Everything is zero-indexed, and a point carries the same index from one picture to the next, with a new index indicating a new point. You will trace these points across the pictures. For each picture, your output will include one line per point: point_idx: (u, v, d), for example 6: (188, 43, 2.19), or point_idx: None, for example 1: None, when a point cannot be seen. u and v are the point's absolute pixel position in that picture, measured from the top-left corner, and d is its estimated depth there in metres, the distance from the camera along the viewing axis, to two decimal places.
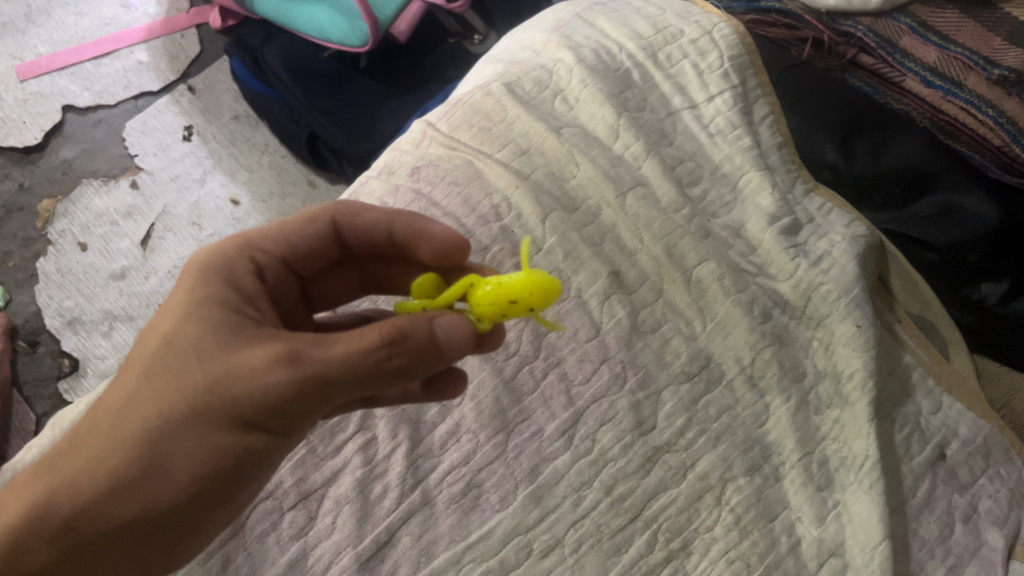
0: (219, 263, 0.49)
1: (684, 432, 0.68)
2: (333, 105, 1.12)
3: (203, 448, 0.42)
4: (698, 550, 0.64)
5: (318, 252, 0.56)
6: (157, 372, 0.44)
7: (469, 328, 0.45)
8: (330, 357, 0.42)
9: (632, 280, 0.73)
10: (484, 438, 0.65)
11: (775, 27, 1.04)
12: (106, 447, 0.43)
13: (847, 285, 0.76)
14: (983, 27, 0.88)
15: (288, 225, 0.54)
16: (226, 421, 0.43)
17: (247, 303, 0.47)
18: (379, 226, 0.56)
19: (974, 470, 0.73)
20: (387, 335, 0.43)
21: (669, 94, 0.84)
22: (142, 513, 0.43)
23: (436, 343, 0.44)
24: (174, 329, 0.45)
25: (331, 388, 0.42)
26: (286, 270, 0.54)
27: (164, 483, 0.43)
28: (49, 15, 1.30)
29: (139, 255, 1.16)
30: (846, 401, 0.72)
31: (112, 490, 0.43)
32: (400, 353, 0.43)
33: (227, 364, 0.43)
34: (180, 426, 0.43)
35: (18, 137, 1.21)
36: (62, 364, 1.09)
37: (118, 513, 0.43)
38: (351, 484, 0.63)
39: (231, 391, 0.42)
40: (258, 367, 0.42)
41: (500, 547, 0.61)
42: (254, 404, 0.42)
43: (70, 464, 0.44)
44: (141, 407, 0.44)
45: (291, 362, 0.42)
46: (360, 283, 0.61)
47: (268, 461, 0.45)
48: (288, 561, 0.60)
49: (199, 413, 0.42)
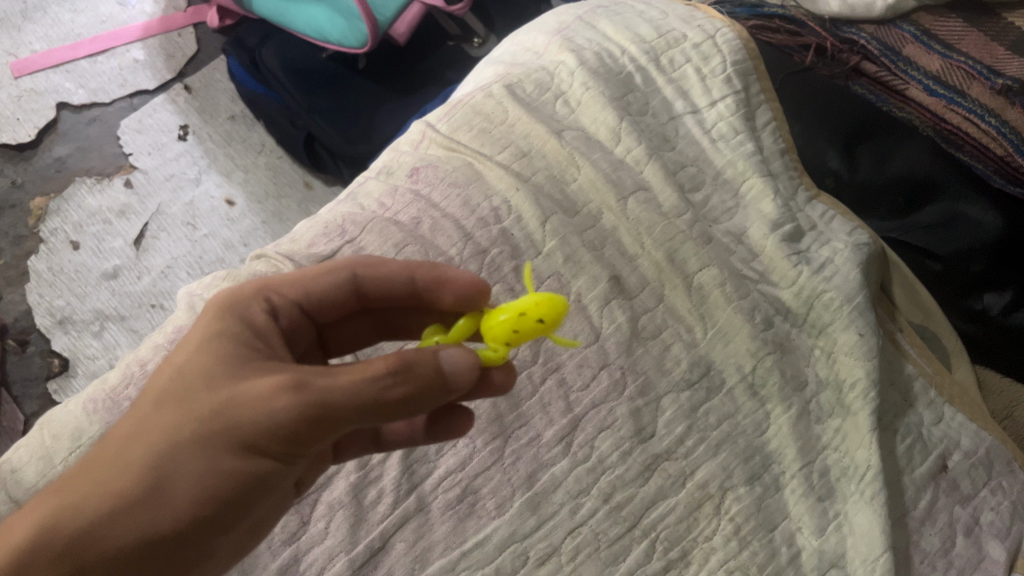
0: (236, 298, 0.48)
1: (684, 439, 0.67)
2: (332, 107, 1.11)
3: (203, 474, 0.41)
4: (696, 559, 0.63)
5: (333, 302, 0.54)
6: (161, 398, 0.43)
7: (473, 360, 0.45)
8: (335, 386, 0.41)
9: (632, 286, 0.72)
10: (481, 443, 0.64)
11: (777, 33, 1.03)
12: (109, 473, 0.41)
13: (850, 294, 0.75)
14: (987, 36, 0.89)
15: (307, 273, 0.53)
16: (234, 447, 0.41)
17: (260, 339, 0.47)
18: (400, 276, 0.54)
19: (976, 482, 0.72)
20: (395, 364, 0.42)
21: (671, 99, 0.83)
22: (136, 549, 0.40)
23: (442, 375, 0.43)
24: (185, 359, 0.44)
25: (337, 417, 0.41)
26: (302, 317, 0.53)
27: (160, 513, 0.40)
28: (45, 11, 1.29)
29: (132, 255, 1.14)
30: (848, 410, 0.71)
31: (112, 515, 0.40)
32: (405, 385, 0.42)
33: (238, 392, 0.42)
34: (183, 453, 0.41)
35: (11, 134, 1.20)
36: (51, 364, 1.07)
37: (116, 541, 0.40)
38: (345, 489, 0.61)
39: (234, 417, 0.41)
40: (265, 394, 0.41)
41: (496, 554, 0.60)
42: (258, 432, 0.41)
43: (70, 492, 0.42)
44: (145, 434, 0.42)
45: (295, 391, 0.41)
46: (373, 329, 0.60)
47: (274, 492, 0.43)
48: (280, 567, 0.58)
49: (206, 437, 0.41)
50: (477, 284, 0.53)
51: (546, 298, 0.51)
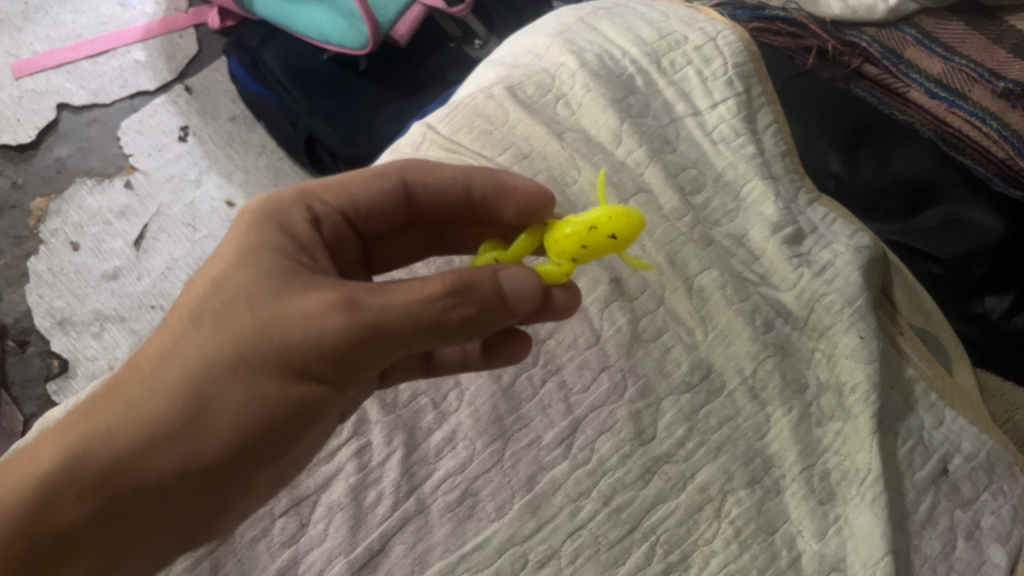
0: (277, 210, 0.49)
1: (684, 442, 0.67)
2: (332, 108, 1.11)
3: (252, 394, 0.42)
4: (697, 563, 0.63)
5: (381, 209, 0.56)
6: (206, 316, 0.44)
7: (532, 281, 0.46)
8: (390, 307, 0.42)
9: (632, 288, 0.72)
10: (481, 446, 0.64)
11: (779, 36, 1.03)
12: (152, 392, 0.43)
13: (851, 296, 0.75)
14: (989, 39, 0.89)
15: (355, 179, 0.55)
16: (280, 368, 0.42)
17: (302, 253, 0.48)
18: (457, 183, 0.57)
19: (977, 486, 0.72)
20: (452, 285, 0.43)
21: (673, 101, 0.83)
22: (185, 468, 0.42)
23: (501, 295, 0.45)
24: (226, 273, 0.45)
25: (389, 336, 0.42)
26: (345, 226, 0.54)
27: (209, 429, 0.42)
28: (47, 12, 1.29)
29: (132, 256, 1.14)
30: (849, 413, 0.71)
31: (159, 434, 0.42)
32: (461, 307, 0.43)
33: (284, 309, 0.42)
34: (229, 373, 0.42)
35: (12, 135, 1.20)
36: (51, 365, 1.07)
37: (164, 460, 0.42)
38: (344, 490, 0.61)
39: (284, 336, 0.42)
40: (314, 312, 0.42)
41: (495, 557, 0.60)
42: (307, 352, 0.42)
43: (112, 408, 0.43)
44: (190, 351, 0.43)
45: (345, 310, 0.42)
46: (423, 242, 0.63)
47: (318, 414, 0.45)
48: (279, 568, 0.58)
49: (252, 357, 0.42)
50: (540, 197, 0.55)
51: (617, 212, 0.50)
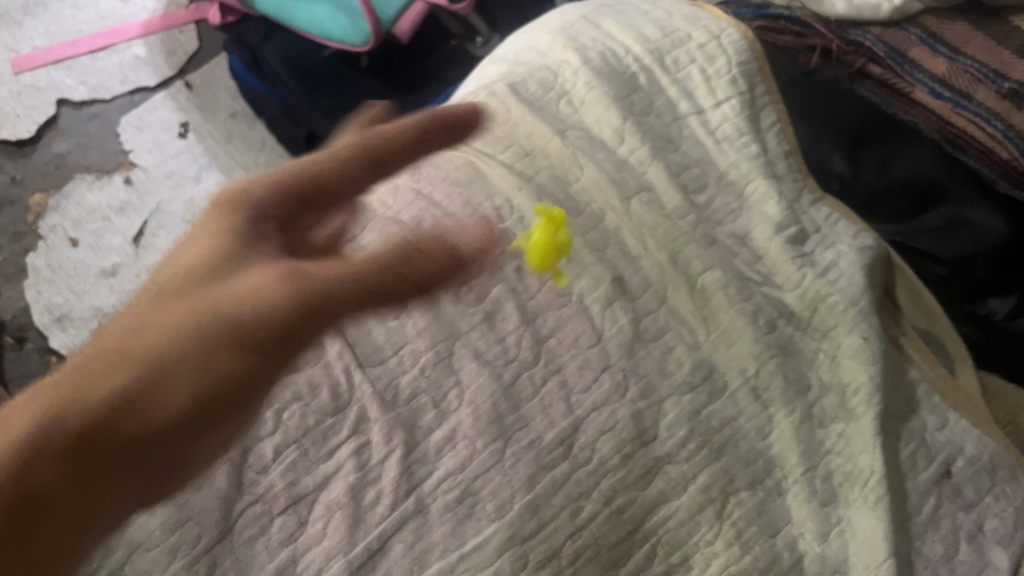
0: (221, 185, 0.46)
1: (686, 443, 0.66)
2: (332, 104, 1.10)
3: (181, 378, 0.38)
4: (698, 564, 0.63)
5: None
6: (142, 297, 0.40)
7: (475, 236, 0.45)
8: (329, 272, 0.40)
9: (634, 287, 0.72)
10: (481, 445, 0.63)
11: (783, 34, 1.04)
12: (43, 387, 0.37)
13: (854, 296, 0.74)
14: (994, 40, 0.86)
15: None
16: (213, 346, 0.38)
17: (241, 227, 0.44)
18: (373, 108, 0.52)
19: (981, 488, 0.72)
20: (390, 250, 0.41)
21: (676, 100, 0.82)
22: (85, 472, 0.36)
23: (453, 261, 0.43)
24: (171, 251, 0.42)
25: (333, 307, 0.40)
26: None
27: (125, 425, 0.37)
28: (47, 8, 1.29)
29: (131, 252, 1.13)
30: (852, 414, 0.70)
31: (44, 428, 0.35)
32: (416, 278, 0.42)
33: (223, 283, 0.40)
34: (156, 357, 0.38)
35: (12, 130, 1.19)
36: (49, 361, 1.06)
37: (46, 459, 0.35)
38: (344, 489, 0.60)
39: (224, 311, 0.39)
40: (261, 283, 0.39)
41: (494, 558, 0.59)
42: (251, 326, 0.39)
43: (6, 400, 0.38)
44: (112, 335, 0.39)
45: (291, 276, 0.39)
46: None
47: (255, 397, 0.41)
48: (277, 568, 0.58)
49: (182, 336, 0.38)
50: (467, 108, 0.52)
51: None
